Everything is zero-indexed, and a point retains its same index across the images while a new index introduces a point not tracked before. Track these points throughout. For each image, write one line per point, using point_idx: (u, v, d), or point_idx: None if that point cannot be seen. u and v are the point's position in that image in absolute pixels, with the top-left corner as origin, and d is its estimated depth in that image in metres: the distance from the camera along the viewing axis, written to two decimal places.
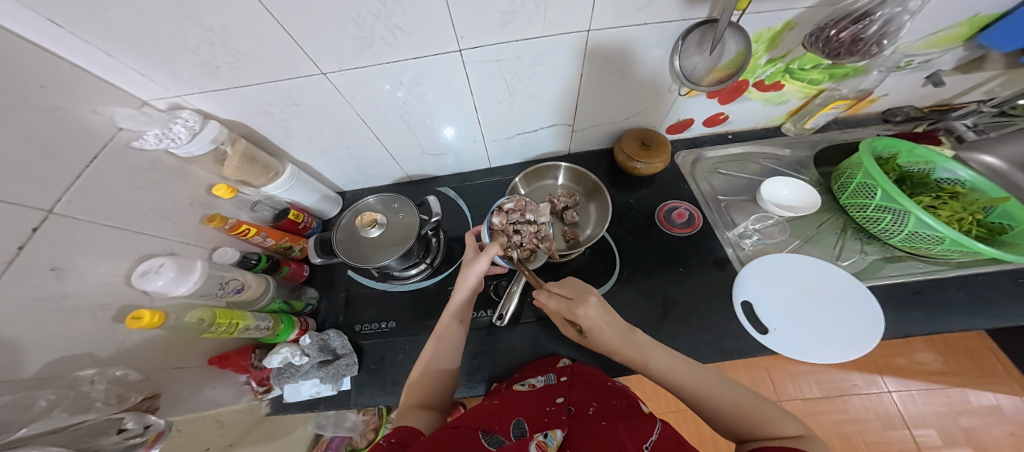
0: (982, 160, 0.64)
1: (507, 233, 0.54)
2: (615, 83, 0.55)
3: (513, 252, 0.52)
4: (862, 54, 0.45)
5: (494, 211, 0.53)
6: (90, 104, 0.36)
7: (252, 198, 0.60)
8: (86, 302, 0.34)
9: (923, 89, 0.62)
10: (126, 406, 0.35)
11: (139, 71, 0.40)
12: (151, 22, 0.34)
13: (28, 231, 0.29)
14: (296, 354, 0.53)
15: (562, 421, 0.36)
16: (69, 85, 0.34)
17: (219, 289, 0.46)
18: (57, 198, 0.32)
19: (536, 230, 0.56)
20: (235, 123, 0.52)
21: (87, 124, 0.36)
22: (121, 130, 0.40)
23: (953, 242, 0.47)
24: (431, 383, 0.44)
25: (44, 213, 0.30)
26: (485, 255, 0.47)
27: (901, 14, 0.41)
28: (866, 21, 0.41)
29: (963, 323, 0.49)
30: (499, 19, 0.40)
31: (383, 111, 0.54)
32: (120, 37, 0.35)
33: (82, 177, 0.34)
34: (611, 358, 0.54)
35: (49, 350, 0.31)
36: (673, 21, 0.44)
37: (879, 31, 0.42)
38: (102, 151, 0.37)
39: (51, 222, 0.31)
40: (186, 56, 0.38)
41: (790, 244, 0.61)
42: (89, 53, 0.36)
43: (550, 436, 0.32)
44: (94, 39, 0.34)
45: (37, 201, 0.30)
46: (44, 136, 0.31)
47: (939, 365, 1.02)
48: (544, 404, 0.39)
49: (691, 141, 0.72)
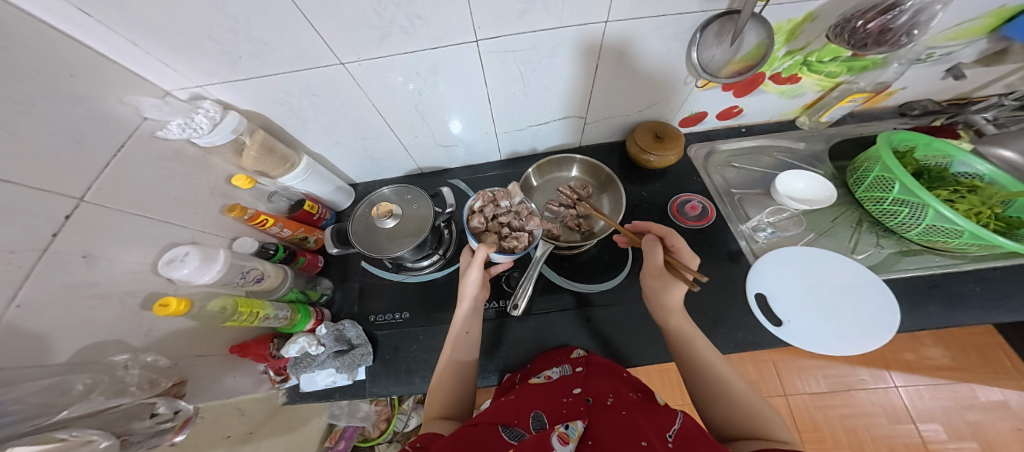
0: None
1: (493, 230, 0.54)
2: (631, 74, 0.55)
3: (509, 242, 0.53)
4: (890, 44, 0.44)
5: (468, 217, 0.54)
6: (116, 95, 0.37)
7: (268, 189, 0.60)
8: (115, 289, 0.35)
9: (943, 82, 0.62)
10: (156, 390, 0.36)
11: (164, 61, 0.40)
12: (175, 11, 0.34)
13: (61, 218, 0.30)
14: (313, 343, 0.55)
15: (580, 411, 0.36)
16: (95, 73, 0.35)
17: (240, 278, 0.47)
18: (87, 186, 0.32)
19: (517, 210, 0.56)
20: (253, 114, 0.53)
21: (113, 114, 0.36)
22: (146, 120, 0.40)
23: (971, 235, 0.47)
24: (448, 394, 0.44)
25: (75, 201, 0.31)
26: (474, 262, 0.49)
27: (933, 4, 0.41)
28: (895, 11, 0.41)
29: (979, 316, 0.49)
30: (518, 9, 0.40)
31: (398, 102, 0.54)
32: (143, 27, 0.35)
33: (109, 166, 0.35)
34: (624, 349, 0.55)
35: (81, 336, 0.32)
36: (693, 12, 0.43)
37: (910, 21, 0.42)
38: (129, 141, 0.37)
39: (82, 210, 0.32)
40: (209, 46, 0.39)
41: (805, 237, 0.60)
42: (114, 43, 0.36)
43: (571, 427, 0.33)
44: (122, 29, 0.34)
45: (69, 189, 0.30)
46: (73, 125, 0.31)
47: (947, 360, 1.01)
48: (561, 396, 0.40)
49: (704, 134, 0.72)
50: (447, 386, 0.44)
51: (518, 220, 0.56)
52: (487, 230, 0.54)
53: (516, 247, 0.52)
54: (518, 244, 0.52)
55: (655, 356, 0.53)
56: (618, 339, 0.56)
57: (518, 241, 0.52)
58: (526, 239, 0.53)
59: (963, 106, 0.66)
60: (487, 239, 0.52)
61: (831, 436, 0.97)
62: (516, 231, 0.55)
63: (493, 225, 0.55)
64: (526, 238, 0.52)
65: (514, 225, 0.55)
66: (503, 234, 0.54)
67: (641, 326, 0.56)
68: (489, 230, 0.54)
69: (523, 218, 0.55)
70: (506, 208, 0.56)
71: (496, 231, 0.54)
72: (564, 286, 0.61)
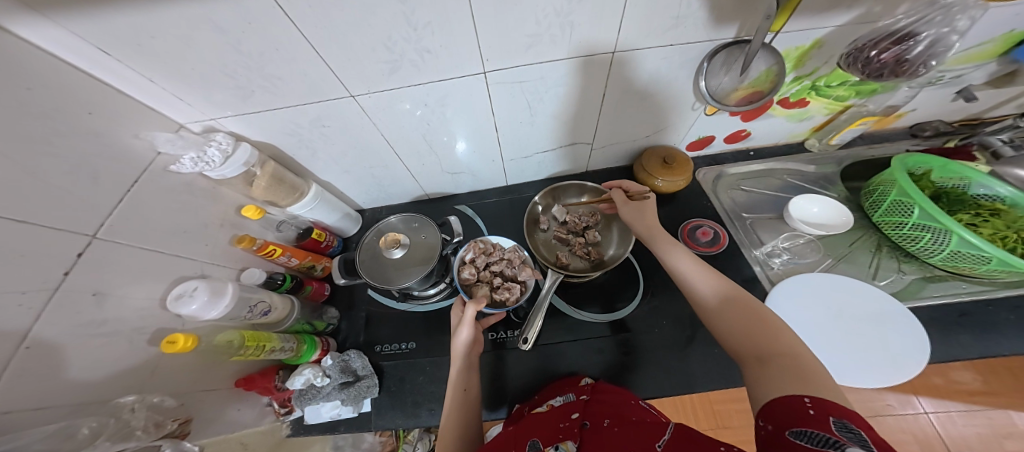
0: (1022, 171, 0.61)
1: (485, 280, 0.56)
2: (638, 101, 0.55)
3: (499, 294, 0.54)
4: (908, 74, 0.45)
5: (460, 268, 0.56)
6: (132, 130, 0.37)
7: (276, 218, 0.60)
8: (124, 326, 0.35)
9: (954, 104, 0.61)
10: (162, 433, 0.35)
11: (177, 95, 0.40)
12: (192, 50, 0.34)
13: (73, 256, 0.30)
14: (318, 375, 0.53)
15: (576, 433, 0.36)
16: (110, 110, 0.35)
17: (248, 312, 0.47)
18: (99, 224, 0.33)
19: (510, 259, 0.58)
20: (265, 145, 0.53)
21: (128, 149, 0.36)
22: (160, 155, 0.40)
23: (1000, 261, 0.45)
24: (457, 422, 0.42)
25: (87, 239, 0.31)
26: (465, 321, 0.46)
27: (951, 34, 0.40)
28: (910, 42, 0.41)
29: (1015, 346, 0.47)
30: (525, 42, 0.41)
31: (407, 130, 0.55)
32: (160, 64, 0.35)
33: (122, 202, 0.35)
34: (640, 380, 0.53)
35: (90, 375, 0.31)
36: (700, 42, 0.44)
37: (927, 52, 0.42)
38: (142, 176, 0.38)
39: (93, 248, 0.32)
40: (224, 81, 0.39)
41: (823, 263, 0.59)
42: (130, 79, 0.36)
43: (562, 448, 0.35)
44: (139, 67, 0.35)
45: (81, 227, 0.31)
46: (87, 163, 0.32)
47: (978, 385, 0.95)
48: (559, 421, 0.40)
49: (712, 158, 0.71)
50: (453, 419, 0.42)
51: (510, 268, 0.58)
52: (479, 280, 0.56)
53: (507, 299, 0.54)
54: (510, 296, 0.54)
55: (671, 387, 0.52)
56: (633, 369, 0.54)
57: (510, 292, 0.54)
58: (517, 290, 0.55)
59: (976, 126, 0.65)
60: (478, 293, 0.54)
61: None
62: (508, 281, 0.57)
63: (485, 275, 0.56)
64: (518, 290, 0.54)
65: (507, 272, 0.57)
66: (494, 285, 0.56)
67: (657, 357, 0.55)
68: (480, 282, 0.56)
69: (515, 266, 0.57)
70: (499, 256, 0.59)
71: (488, 281, 0.56)
72: (572, 315, 0.60)
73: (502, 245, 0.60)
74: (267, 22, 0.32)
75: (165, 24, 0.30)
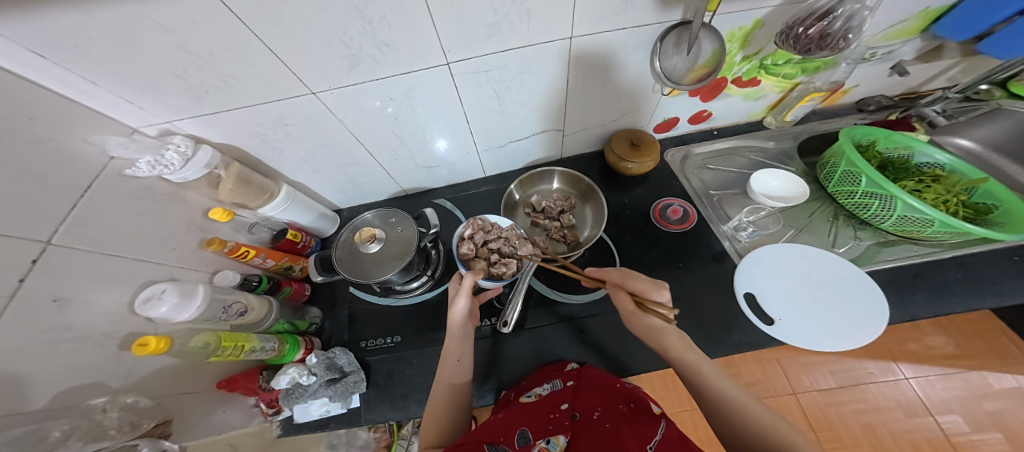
0: (958, 143, 0.69)
1: (483, 256, 0.57)
2: (601, 85, 0.56)
3: (496, 269, 0.54)
4: (831, 48, 0.46)
5: (460, 244, 0.57)
6: (80, 134, 0.37)
7: (248, 220, 0.60)
8: (92, 331, 0.35)
9: (890, 79, 0.64)
10: (138, 432, 0.35)
11: (126, 98, 0.40)
12: (136, 50, 0.34)
13: (28, 263, 0.29)
14: (303, 373, 0.54)
15: (566, 427, 0.37)
16: (61, 114, 0.35)
17: (223, 313, 0.47)
18: (55, 229, 0.32)
19: (508, 236, 0.58)
20: (228, 146, 0.53)
21: (79, 154, 0.36)
22: (113, 159, 0.40)
23: (942, 223, 0.47)
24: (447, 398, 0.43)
25: (42, 244, 0.31)
26: (463, 288, 0.48)
27: (862, 10, 0.42)
28: (829, 18, 0.43)
29: (966, 302, 0.49)
30: (485, 32, 0.42)
31: (374, 126, 0.56)
32: (107, 66, 0.35)
33: (77, 207, 0.35)
34: (618, 356, 0.55)
35: (59, 381, 0.31)
36: (651, 24, 0.45)
37: (844, 26, 0.44)
38: (96, 181, 0.37)
39: (50, 253, 0.31)
40: (174, 81, 0.39)
41: (785, 234, 0.61)
42: (75, 83, 0.36)
43: (553, 442, 0.35)
44: (82, 70, 0.35)
45: (36, 232, 0.30)
46: (40, 170, 0.31)
47: (951, 348, 0.97)
48: (549, 411, 0.40)
49: (679, 138, 0.73)
50: (442, 405, 0.42)
51: (507, 245, 0.57)
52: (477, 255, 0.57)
53: (504, 273, 0.54)
54: (506, 270, 0.54)
55: (648, 362, 0.53)
56: (613, 347, 0.56)
57: (507, 267, 0.54)
58: (514, 266, 0.55)
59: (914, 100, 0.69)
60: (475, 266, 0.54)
61: (849, 436, 0.90)
62: (505, 257, 0.56)
63: (483, 251, 0.57)
64: (515, 264, 0.55)
65: (504, 250, 0.57)
66: (492, 261, 0.56)
67: (636, 334, 0.56)
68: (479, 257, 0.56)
69: (513, 244, 0.57)
70: (498, 234, 0.58)
71: (485, 257, 0.57)
72: (554, 298, 0.61)
73: (500, 224, 0.60)
74: (213, 18, 0.32)
75: (106, 25, 0.30)
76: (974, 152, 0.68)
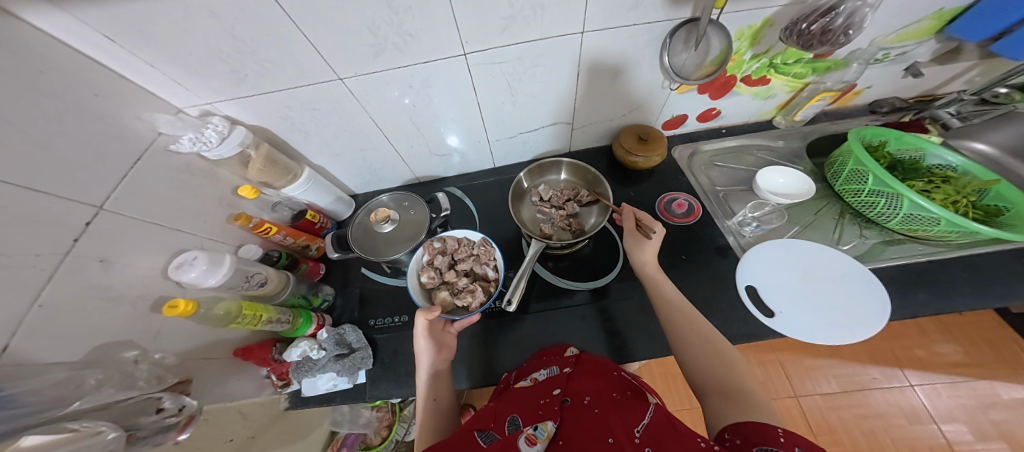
0: (975, 147, 0.69)
1: (448, 282, 0.55)
2: (612, 81, 0.58)
3: (461, 298, 0.53)
4: (832, 43, 0.48)
5: (421, 271, 0.55)
6: (133, 112, 0.40)
7: (271, 199, 0.63)
8: (128, 292, 0.37)
9: (905, 80, 0.66)
10: (163, 386, 0.38)
11: (178, 81, 0.43)
12: (188, 35, 0.37)
13: (80, 224, 0.32)
14: (313, 347, 0.57)
15: (555, 411, 0.38)
16: (111, 89, 0.38)
17: (244, 282, 0.50)
18: (107, 195, 0.35)
19: (474, 259, 0.56)
20: (260, 129, 0.56)
21: (131, 129, 0.39)
22: (160, 134, 0.43)
23: (948, 222, 0.48)
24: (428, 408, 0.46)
25: (94, 209, 0.33)
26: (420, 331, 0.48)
27: (863, 7, 0.44)
28: (832, 14, 0.45)
29: (970, 301, 0.50)
30: (500, 24, 0.44)
31: (394, 115, 0.59)
32: (162, 48, 0.38)
33: (126, 177, 0.38)
34: (622, 343, 0.55)
35: (99, 334, 0.33)
36: (660, 21, 0.47)
37: (845, 23, 0.46)
38: (145, 154, 0.40)
39: (101, 218, 0.34)
40: (219, 66, 0.42)
41: (790, 230, 0.62)
42: (128, 61, 0.39)
43: (541, 428, 0.36)
44: (139, 51, 0.38)
45: (88, 197, 0.33)
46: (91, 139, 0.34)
47: (960, 356, 0.96)
48: (540, 397, 0.41)
49: (687, 136, 0.75)
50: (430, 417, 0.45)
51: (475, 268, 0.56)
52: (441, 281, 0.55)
53: (471, 304, 0.53)
54: (471, 301, 0.53)
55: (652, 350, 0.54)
56: (617, 334, 0.56)
57: (473, 296, 0.53)
58: (479, 295, 0.54)
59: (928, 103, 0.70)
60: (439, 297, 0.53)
61: (850, 440, 0.89)
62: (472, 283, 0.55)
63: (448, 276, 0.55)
64: (481, 293, 0.53)
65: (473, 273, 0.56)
66: (458, 288, 0.55)
67: (640, 322, 0.57)
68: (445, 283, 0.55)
69: (479, 265, 0.56)
70: (465, 256, 0.57)
71: (452, 283, 0.55)
72: (558, 285, 0.63)
73: (470, 240, 0.58)
74: (256, 5, 0.35)
75: (162, 11, 0.33)
76: (993, 157, 0.68)
